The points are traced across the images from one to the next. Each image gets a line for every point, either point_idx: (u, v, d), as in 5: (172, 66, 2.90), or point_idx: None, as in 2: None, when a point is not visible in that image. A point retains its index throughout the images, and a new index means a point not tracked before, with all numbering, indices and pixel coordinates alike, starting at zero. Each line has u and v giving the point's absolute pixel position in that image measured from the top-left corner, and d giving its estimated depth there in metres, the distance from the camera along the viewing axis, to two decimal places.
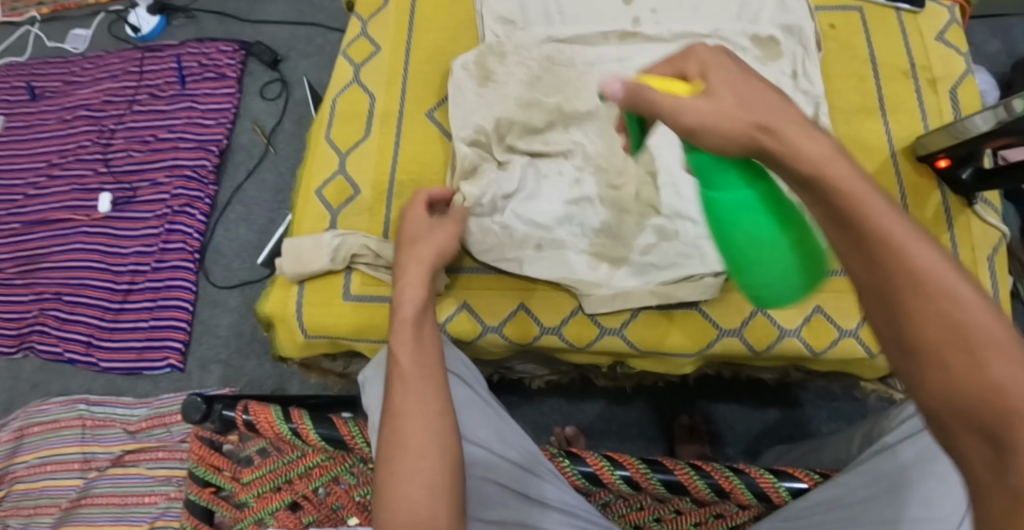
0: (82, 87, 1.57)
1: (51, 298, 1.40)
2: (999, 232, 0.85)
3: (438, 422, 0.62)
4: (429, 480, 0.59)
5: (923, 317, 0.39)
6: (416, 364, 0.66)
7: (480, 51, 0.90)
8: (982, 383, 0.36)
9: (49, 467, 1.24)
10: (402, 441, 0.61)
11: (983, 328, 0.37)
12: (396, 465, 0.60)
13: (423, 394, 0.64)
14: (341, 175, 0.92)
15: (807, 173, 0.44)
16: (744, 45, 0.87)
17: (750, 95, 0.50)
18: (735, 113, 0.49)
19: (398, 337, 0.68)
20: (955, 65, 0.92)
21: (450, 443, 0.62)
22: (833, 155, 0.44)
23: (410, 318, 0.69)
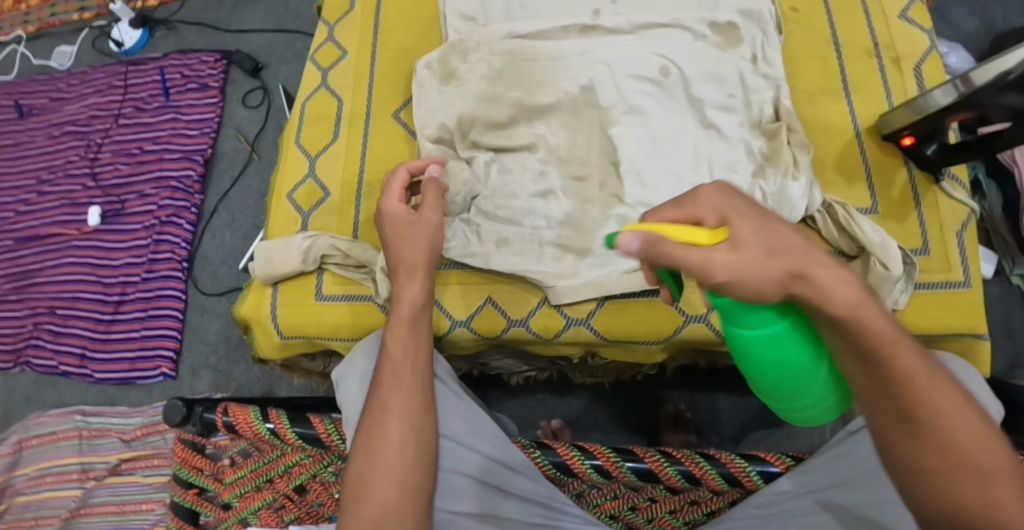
0: (69, 103, 1.59)
1: (44, 312, 1.42)
2: (967, 207, 0.85)
3: (420, 419, 0.65)
4: (401, 477, 0.62)
5: (937, 446, 0.46)
6: (406, 362, 0.67)
7: (443, 49, 0.92)
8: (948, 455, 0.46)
9: (48, 479, 1.24)
10: (384, 431, 0.63)
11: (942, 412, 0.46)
12: (376, 458, 0.62)
13: (410, 390, 0.66)
14: (311, 178, 0.93)
15: (839, 314, 0.46)
16: (704, 32, 0.88)
17: (780, 242, 0.46)
18: (771, 264, 0.45)
19: (393, 337, 0.69)
20: (919, 42, 0.92)
21: (428, 440, 0.65)
22: (857, 292, 0.46)
23: (403, 318, 0.69)
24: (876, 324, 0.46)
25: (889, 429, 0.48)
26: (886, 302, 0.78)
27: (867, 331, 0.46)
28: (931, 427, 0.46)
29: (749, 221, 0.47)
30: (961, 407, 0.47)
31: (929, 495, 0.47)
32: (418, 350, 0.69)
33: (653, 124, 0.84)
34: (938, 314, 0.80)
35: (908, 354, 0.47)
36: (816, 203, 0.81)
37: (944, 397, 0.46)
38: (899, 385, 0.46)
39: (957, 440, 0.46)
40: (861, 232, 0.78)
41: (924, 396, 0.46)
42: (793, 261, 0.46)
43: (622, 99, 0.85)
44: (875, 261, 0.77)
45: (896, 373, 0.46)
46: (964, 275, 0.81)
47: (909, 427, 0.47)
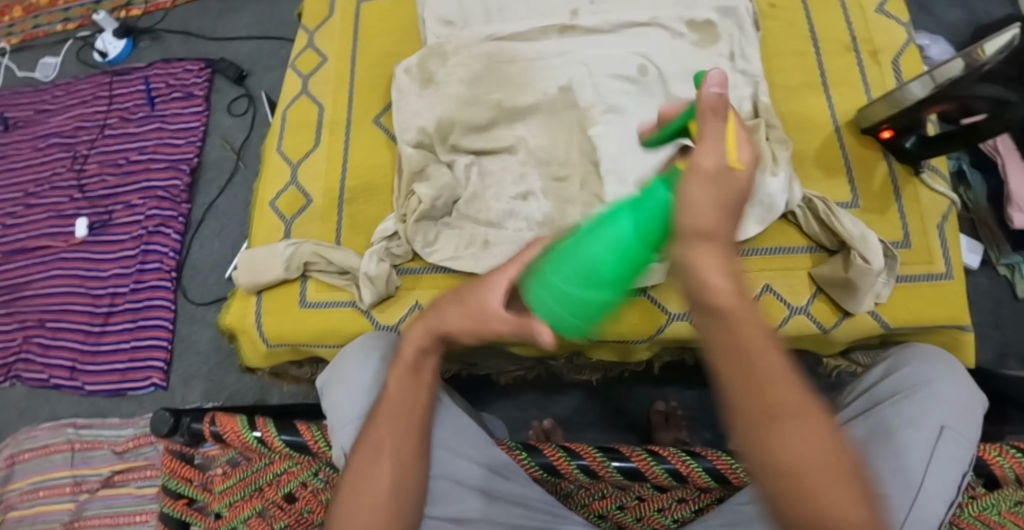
0: (54, 114, 1.59)
1: (34, 325, 1.41)
2: (948, 199, 0.85)
3: (409, 464, 0.63)
4: (387, 515, 0.61)
5: (794, 451, 0.41)
6: (401, 404, 0.64)
7: (422, 53, 0.92)
8: (793, 447, 0.41)
9: (41, 493, 1.24)
10: (370, 472, 0.62)
11: (788, 402, 0.42)
12: (360, 495, 0.62)
13: (400, 430, 0.64)
14: (293, 186, 0.93)
15: (703, 288, 0.43)
16: (681, 31, 0.89)
17: (720, 211, 0.44)
18: (707, 214, 0.44)
19: (393, 378, 0.65)
20: (896, 35, 0.93)
21: (414, 482, 0.63)
22: (727, 270, 0.43)
23: (404, 362, 0.65)
24: (744, 318, 0.43)
25: (755, 435, 0.42)
26: (869, 296, 0.78)
27: (737, 325, 0.43)
28: (796, 440, 0.41)
29: (727, 180, 0.45)
30: (827, 426, 0.42)
31: (781, 499, 0.41)
32: (415, 391, 0.65)
33: (633, 123, 0.84)
34: (921, 306, 0.80)
35: (754, 329, 0.43)
36: (796, 198, 0.82)
37: (811, 409, 0.42)
38: (766, 387, 0.42)
39: (813, 450, 0.41)
40: (841, 225, 0.79)
41: (779, 392, 0.42)
42: (716, 230, 0.44)
43: (601, 99, 0.85)
44: (856, 255, 0.77)
45: (765, 373, 0.42)
46: (946, 266, 0.81)
47: (774, 434, 0.41)
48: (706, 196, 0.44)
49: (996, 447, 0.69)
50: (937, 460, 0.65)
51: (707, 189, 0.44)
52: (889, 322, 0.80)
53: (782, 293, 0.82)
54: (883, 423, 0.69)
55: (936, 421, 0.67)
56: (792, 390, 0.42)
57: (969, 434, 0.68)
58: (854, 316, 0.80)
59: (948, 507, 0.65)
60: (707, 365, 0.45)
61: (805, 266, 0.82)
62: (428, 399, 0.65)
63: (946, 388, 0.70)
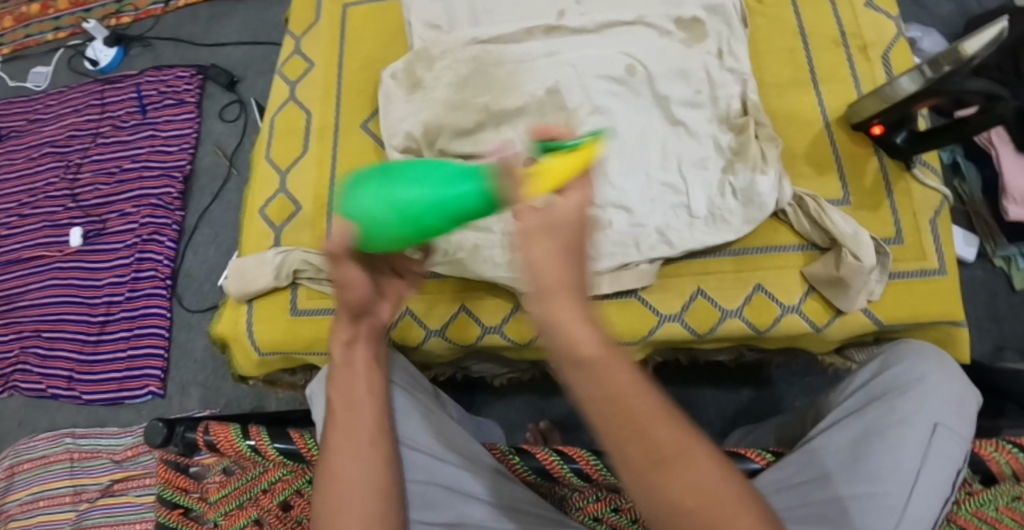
0: (46, 124, 1.58)
1: (31, 336, 1.41)
2: (940, 194, 0.85)
3: (371, 455, 0.64)
4: (363, 518, 0.60)
5: (687, 489, 0.41)
6: (344, 399, 0.66)
7: (409, 58, 0.93)
8: (685, 488, 0.41)
9: (41, 503, 1.24)
10: (333, 472, 0.62)
11: (673, 445, 0.41)
12: (329, 497, 0.61)
13: (354, 429, 0.64)
14: (282, 193, 0.93)
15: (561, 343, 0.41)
16: (669, 29, 0.89)
17: (567, 257, 0.42)
18: (552, 256, 0.42)
19: (335, 376, 0.67)
20: (885, 30, 0.92)
21: (382, 474, 0.63)
22: (581, 319, 0.41)
23: (338, 359, 0.67)
24: (609, 368, 0.41)
25: (649, 482, 0.41)
26: (861, 293, 0.78)
27: (610, 378, 0.40)
28: (688, 479, 0.41)
29: (573, 217, 0.43)
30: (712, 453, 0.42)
31: None
32: (356, 384, 0.67)
33: (619, 124, 0.85)
34: (915, 302, 0.80)
35: (621, 374, 0.41)
36: (786, 197, 0.81)
37: (696, 442, 0.42)
38: (649, 435, 0.41)
39: (702, 486, 0.41)
40: (831, 223, 0.79)
41: (660, 435, 0.41)
42: (566, 274, 0.42)
43: (588, 100, 0.85)
44: (847, 252, 0.77)
45: (643, 419, 0.41)
46: (940, 262, 0.81)
47: (668, 477, 0.41)
48: (551, 236, 0.42)
49: (992, 442, 0.66)
50: (932, 458, 0.65)
51: (551, 229, 0.42)
52: (882, 319, 0.80)
53: (775, 293, 0.81)
54: (878, 421, 0.68)
55: (929, 418, 0.67)
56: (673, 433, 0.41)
57: (962, 430, 0.67)
58: (847, 314, 0.80)
59: (946, 504, 0.65)
60: (581, 415, 0.42)
61: (796, 264, 0.82)
62: (371, 389, 0.67)
63: (937, 383, 0.69)
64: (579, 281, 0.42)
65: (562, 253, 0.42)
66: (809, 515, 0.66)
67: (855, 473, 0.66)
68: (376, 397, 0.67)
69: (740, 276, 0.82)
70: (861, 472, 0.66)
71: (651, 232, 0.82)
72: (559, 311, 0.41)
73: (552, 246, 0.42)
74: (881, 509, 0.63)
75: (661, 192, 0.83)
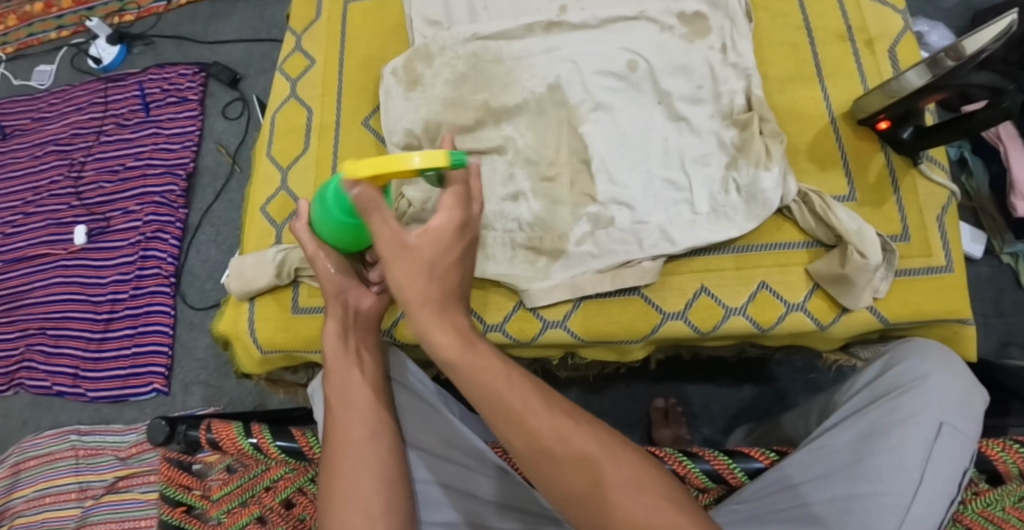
0: (50, 122, 1.58)
1: (35, 333, 1.41)
2: (947, 191, 0.84)
3: (368, 447, 0.67)
4: (363, 505, 0.64)
5: (571, 468, 0.53)
6: (339, 396, 0.71)
7: (408, 54, 0.92)
8: (575, 468, 0.53)
9: (47, 500, 1.24)
10: (333, 467, 0.65)
11: (549, 434, 0.54)
12: (331, 491, 0.64)
13: (350, 422, 0.68)
14: (283, 191, 0.93)
15: (431, 350, 0.57)
16: (670, 24, 0.89)
17: (421, 279, 0.57)
18: (412, 283, 0.57)
19: (330, 372, 0.72)
20: (891, 23, 0.91)
21: (381, 463, 0.67)
22: (447, 335, 0.56)
23: (331, 355, 0.73)
24: (487, 371, 0.56)
25: (540, 471, 0.54)
26: (866, 291, 0.77)
27: (491, 392, 0.55)
28: (571, 462, 0.53)
29: (424, 248, 0.57)
30: (594, 437, 0.55)
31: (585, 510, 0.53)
32: (350, 380, 0.72)
33: (620, 119, 0.86)
34: (920, 300, 0.79)
35: (490, 375, 0.56)
36: (791, 193, 0.80)
37: (575, 429, 0.55)
38: (529, 429, 0.54)
39: (583, 463, 0.53)
40: (836, 220, 0.78)
41: (533, 428, 0.54)
42: (417, 294, 0.57)
43: (590, 96, 0.86)
44: (853, 249, 0.76)
45: (522, 416, 0.55)
46: (946, 259, 0.80)
47: (551, 465, 0.54)
48: (406, 269, 0.57)
49: (999, 442, 0.66)
50: (935, 459, 0.64)
51: (409, 262, 0.57)
52: (887, 317, 0.79)
53: (779, 291, 0.80)
54: (883, 420, 0.68)
55: (934, 418, 0.66)
56: (549, 426, 0.54)
57: (968, 430, 0.66)
58: (853, 312, 0.79)
59: (952, 502, 0.64)
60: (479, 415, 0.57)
61: (801, 262, 0.81)
62: (365, 382, 0.72)
63: (944, 381, 0.69)
64: (430, 295, 0.57)
65: (409, 272, 0.56)
66: (812, 512, 0.66)
67: (858, 473, 0.66)
68: (370, 390, 0.71)
69: (743, 273, 0.81)
70: (863, 472, 0.65)
71: (654, 228, 0.82)
72: (422, 322, 0.57)
73: (402, 267, 0.56)
74: (882, 509, 0.63)
75: (664, 189, 0.83)
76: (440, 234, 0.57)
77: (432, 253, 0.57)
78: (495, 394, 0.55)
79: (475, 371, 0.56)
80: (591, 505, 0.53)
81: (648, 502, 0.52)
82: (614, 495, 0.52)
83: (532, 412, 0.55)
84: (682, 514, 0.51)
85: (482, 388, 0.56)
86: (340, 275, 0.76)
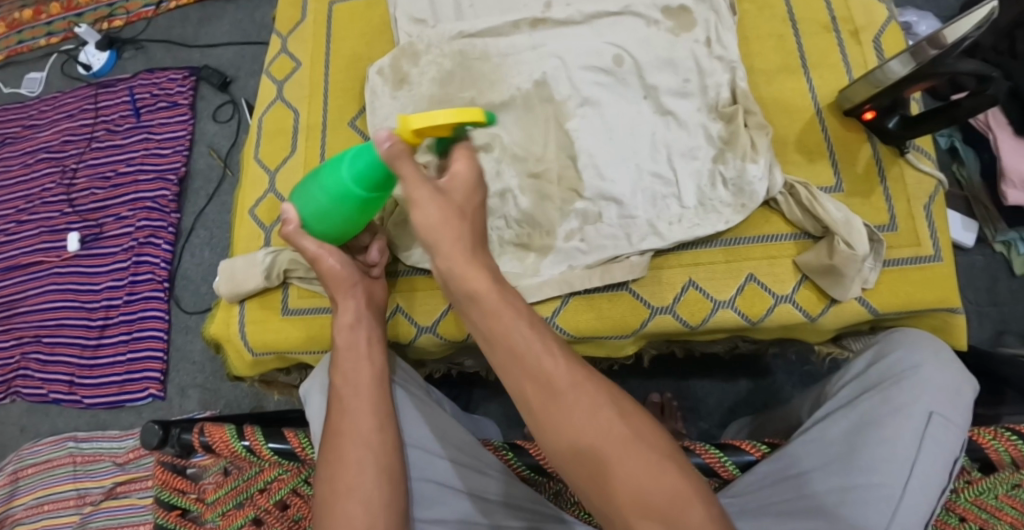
0: (42, 130, 1.58)
1: (30, 341, 1.41)
2: (935, 180, 0.83)
3: (374, 439, 0.67)
4: (365, 496, 0.64)
5: (578, 417, 0.54)
6: (348, 385, 0.71)
7: (394, 54, 0.92)
8: (579, 419, 0.54)
9: (46, 507, 1.24)
10: (338, 458, 0.66)
11: (560, 381, 0.56)
12: (335, 481, 0.65)
13: (359, 412, 0.69)
14: (272, 193, 0.93)
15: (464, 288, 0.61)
16: (656, 18, 0.89)
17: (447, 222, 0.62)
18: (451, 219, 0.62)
19: (340, 361, 0.73)
20: (877, 13, 0.91)
21: (385, 454, 0.67)
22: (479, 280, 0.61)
23: (343, 346, 0.74)
24: (508, 315, 0.59)
25: (546, 413, 0.55)
26: (855, 282, 0.77)
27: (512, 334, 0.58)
28: (577, 407, 0.55)
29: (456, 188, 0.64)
30: (602, 389, 0.56)
31: (584, 462, 0.54)
32: (359, 370, 0.73)
33: (607, 114, 0.86)
34: (909, 291, 0.79)
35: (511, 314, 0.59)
36: (777, 185, 0.81)
37: (585, 380, 0.56)
38: (542, 372, 0.56)
39: (589, 417, 0.54)
40: (823, 212, 0.78)
41: (545, 371, 0.56)
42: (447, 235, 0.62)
43: (576, 92, 0.86)
44: (840, 240, 0.76)
45: (535, 359, 0.57)
46: (934, 248, 0.80)
47: (558, 409, 0.55)
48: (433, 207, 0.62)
49: (990, 430, 0.66)
50: (930, 448, 0.64)
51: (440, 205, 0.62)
52: (876, 308, 0.79)
53: (768, 283, 0.80)
54: (878, 409, 0.68)
55: (924, 407, 0.66)
56: (562, 372, 0.56)
57: (959, 419, 0.66)
58: (841, 303, 0.79)
59: (943, 493, 0.64)
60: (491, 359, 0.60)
61: (790, 254, 0.81)
62: (372, 373, 0.73)
63: (933, 371, 0.69)
64: (463, 232, 0.62)
65: (442, 212, 0.62)
66: (807, 506, 0.66)
67: (849, 465, 0.66)
68: (377, 382, 0.72)
69: (732, 265, 0.81)
70: (857, 464, 0.65)
71: (642, 223, 0.82)
72: (457, 263, 0.61)
73: (435, 206, 0.62)
74: (876, 500, 0.63)
75: (653, 183, 0.84)
76: (465, 178, 0.65)
77: (460, 197, 0.64)
78: (517, 335, 0.58)
79: (500, 308, 0.59)
80: (588, 456, 0.53)
81: (644, 461, 0.52)
82: (610, 450, 0.53)
83: (549, 355, 0.57)
84: (679, 470, 0.53)
85: (507, 329, 0.59)
86: (349, 272, 0.77)
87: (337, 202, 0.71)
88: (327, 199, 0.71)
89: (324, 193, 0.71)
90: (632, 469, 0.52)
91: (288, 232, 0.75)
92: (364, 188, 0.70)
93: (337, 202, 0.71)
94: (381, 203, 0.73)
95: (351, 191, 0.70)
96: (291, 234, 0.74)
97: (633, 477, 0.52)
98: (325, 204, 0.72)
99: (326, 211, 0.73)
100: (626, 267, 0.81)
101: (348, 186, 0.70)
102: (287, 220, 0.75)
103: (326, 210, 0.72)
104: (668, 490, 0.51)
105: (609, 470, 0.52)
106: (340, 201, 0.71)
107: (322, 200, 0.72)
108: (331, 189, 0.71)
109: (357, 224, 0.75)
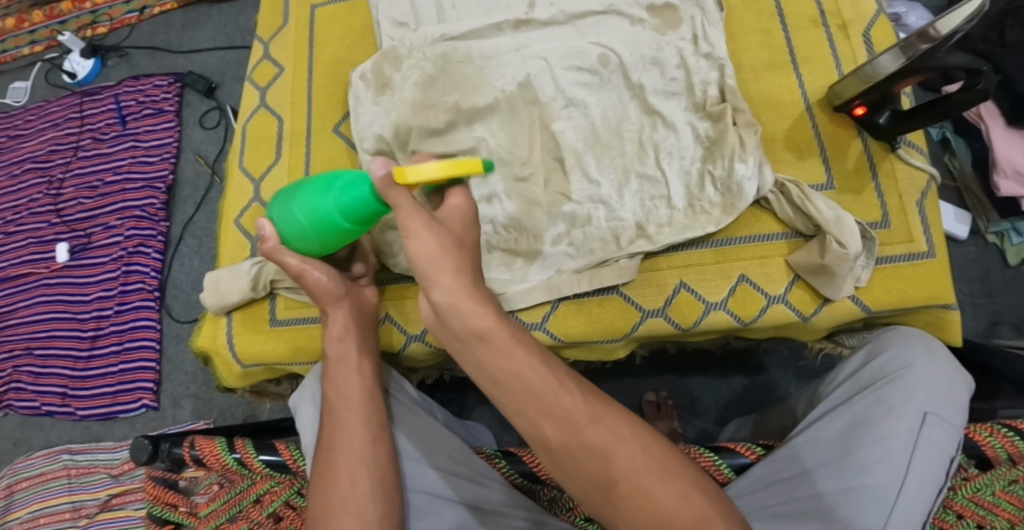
0: (27, 140, 1.56)
1: (21, 354, 1.39)
2: (926, 174, 0.83)
3: (368, 452, 0.66)
4: (359, 510, 0.63)
5: (600, 450, 0.53)
6: (341, 398, 0.70)
7: (376, 58, 0.91)
8: (600, 454, 0.53)
9: (41, 520, 1.23)
10: (332, 471, 0.64)
11: (579, 414, 0.54)
12: (328, 496, 0.63)
13: (353, 425, 0.68)
14: (256, 202, 0.91)
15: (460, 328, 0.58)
16: (640, 16, 0.88)
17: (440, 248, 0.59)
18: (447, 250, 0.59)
19: (333, 375, 0.72)
20: (865, 7, 0.90)
21: (379, 468, 0.66)
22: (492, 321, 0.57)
23: (335, 357, 0.73)
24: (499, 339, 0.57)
25: (568, 451, 0.53)
26: (847, 281, 0.76)
27: (496, 353, 0.57)
28: (601, 440, 0.53)
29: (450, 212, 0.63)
30: (622, 421, 0.54)
31: (609, 498, 0.52)
32: (351, 383, 0.72)
33: (593, 115, 0.85)
34: (902, 288, 0.78)
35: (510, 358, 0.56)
36: (767, 184, 0.80)
37: (603, 409, 0.55)
38: (560, 407, 0.54)
39: (611, 447, 0.53)
40: (814, 210, 0.77)
41: (561, 406, 0.54)
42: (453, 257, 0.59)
43: (561, 92, 0.86)
44: (832, 239, 0.75)
45: (550, 396, 0.55)
46: (928, 244, 0.79)
47: (580, 444, 0.53)
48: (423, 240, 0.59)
49: (986, 427, 0.65)
50: (929, 448, 0.63)
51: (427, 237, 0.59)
52: (869, 306, 0.78)
53: (760, 283, 0.79)
54: (873, 410, 0.67)
55: (919, 406, 0.66)
56: (582, 406, 0.54)
57: (954, 418, 0.65)
58: (834, 302, 0.78)
59: (940, 493, 0.63)
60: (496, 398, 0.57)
61: (781, 253, 0.80)
62: (364, 386, 0.72)
63: (925, 370, 0.68)
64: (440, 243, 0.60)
65: (436, 245, 0.59)
66: (799, 509, 0.64)
67: (844, 466, 0.65)
68: (370, 394, 0.71)
69: (722, 266, 0.80)
70: (854, 465, 0.64)
71: (630, 225, 0.82)
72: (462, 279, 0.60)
73: (432, 237, 0.59)
74: (874, 500, 0.62)
75: (641, 184, 0.83)
76: (459, 213, 0.63)
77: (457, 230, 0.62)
78: (522, 379, 0.56)
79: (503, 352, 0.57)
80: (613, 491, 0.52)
81: (670, 487, 0.51)
82: (634, 481, 0.51)
83: (566, 392, 0.55)
84: (702, 493, 0.52)
85: (513, 369, 0.56)
86: (336, 283, 0.76)
87: (317, 226, 0.70)
88: (307, 222, 0.71)
89: (304, 214, 0.70)
90: (657, 496, 0.51)
91: (267, 249, 0.75)
92: (345, 220, 0.68)
93: (317, 227, 0.70)
94: (363, 233, 0.72)
95: (332, 220, 0.68)
96: (271, 251, 0.75)
97: (659, 505, 0.51)
98: (304, 227, 0.71)
99: (306, 234, 0.72)
100: (620, 268, 0.80)
101: (330, 215, 0.68)
102: (266, 238, 0.76)
103: (305, 231, 0.71)
104: (694, 514, 0.50)
105: (633, 503, 0.51)
106: (320, 227, 0.70)
107: (302, 222, 0.71)
108: (312, 212, 0.70)
109: (338, 247, 0.74)
